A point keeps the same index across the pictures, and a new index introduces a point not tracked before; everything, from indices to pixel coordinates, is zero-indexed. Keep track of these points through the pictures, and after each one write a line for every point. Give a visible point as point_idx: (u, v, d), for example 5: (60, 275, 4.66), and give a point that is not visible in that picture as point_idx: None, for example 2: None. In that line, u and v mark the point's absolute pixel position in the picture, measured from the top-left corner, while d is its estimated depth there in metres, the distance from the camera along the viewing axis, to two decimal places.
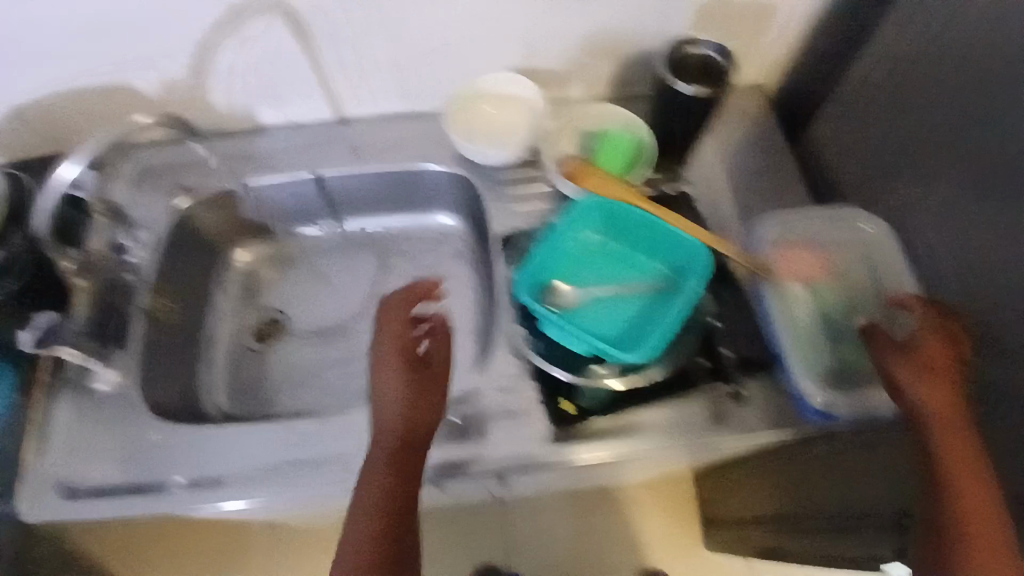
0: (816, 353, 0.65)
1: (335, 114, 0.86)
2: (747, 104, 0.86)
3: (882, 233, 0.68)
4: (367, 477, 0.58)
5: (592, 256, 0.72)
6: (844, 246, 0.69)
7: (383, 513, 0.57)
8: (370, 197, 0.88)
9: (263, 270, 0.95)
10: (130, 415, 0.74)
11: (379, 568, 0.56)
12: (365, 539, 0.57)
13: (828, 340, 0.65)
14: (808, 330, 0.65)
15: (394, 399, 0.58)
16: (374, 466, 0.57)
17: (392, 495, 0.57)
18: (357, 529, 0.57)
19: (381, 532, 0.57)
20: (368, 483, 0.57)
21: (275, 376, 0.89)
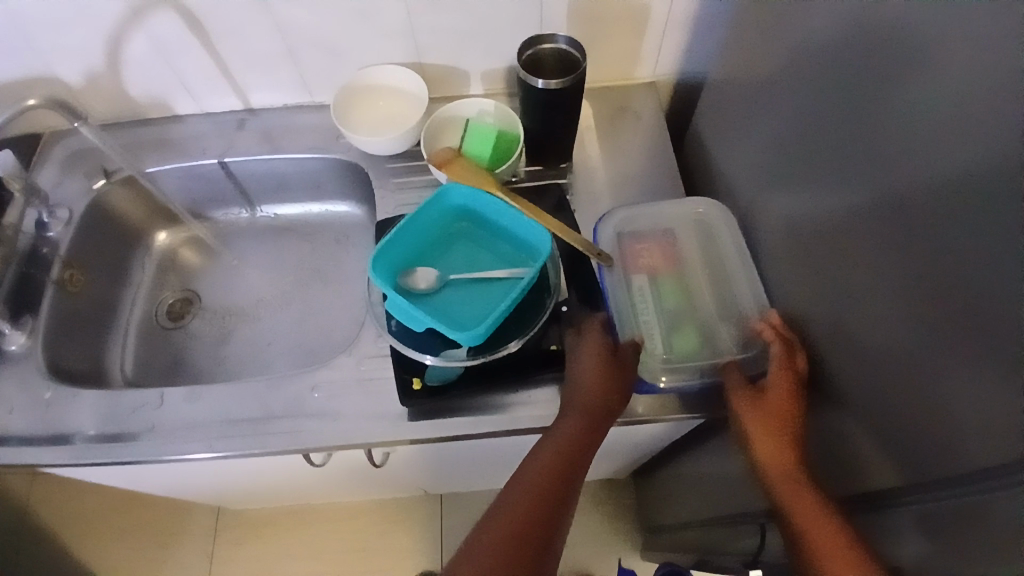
0: (651, 335, 0.69)
1: (243, 104, 0.92)
2: (630, 105, 0.90)
3: (726, 222, 0.74)
4: (543, 443, 0.60)
5: (455, 241, 0.75)
6: (689, 237, 0.75)
7: (559, 468, 0.58)
8: (274, 183, 0.94)
9: (183, 250, 0.99)
10: (28, 377, 0.77)
11: (536, 516, 0.54)
12: (531, 494, 0.56)
13: (665, 324, 0.70)
14: (646, 314, 0.70)
15: (591, 372, 0.63)
16: (568, 430, 0.60)
17: (577, 450, 0.59)
18: (517, 485, 0.57)
19: (554, 484, 0.57)
20: (548, 443, 0.60)
21: (181, 354, 0.91)
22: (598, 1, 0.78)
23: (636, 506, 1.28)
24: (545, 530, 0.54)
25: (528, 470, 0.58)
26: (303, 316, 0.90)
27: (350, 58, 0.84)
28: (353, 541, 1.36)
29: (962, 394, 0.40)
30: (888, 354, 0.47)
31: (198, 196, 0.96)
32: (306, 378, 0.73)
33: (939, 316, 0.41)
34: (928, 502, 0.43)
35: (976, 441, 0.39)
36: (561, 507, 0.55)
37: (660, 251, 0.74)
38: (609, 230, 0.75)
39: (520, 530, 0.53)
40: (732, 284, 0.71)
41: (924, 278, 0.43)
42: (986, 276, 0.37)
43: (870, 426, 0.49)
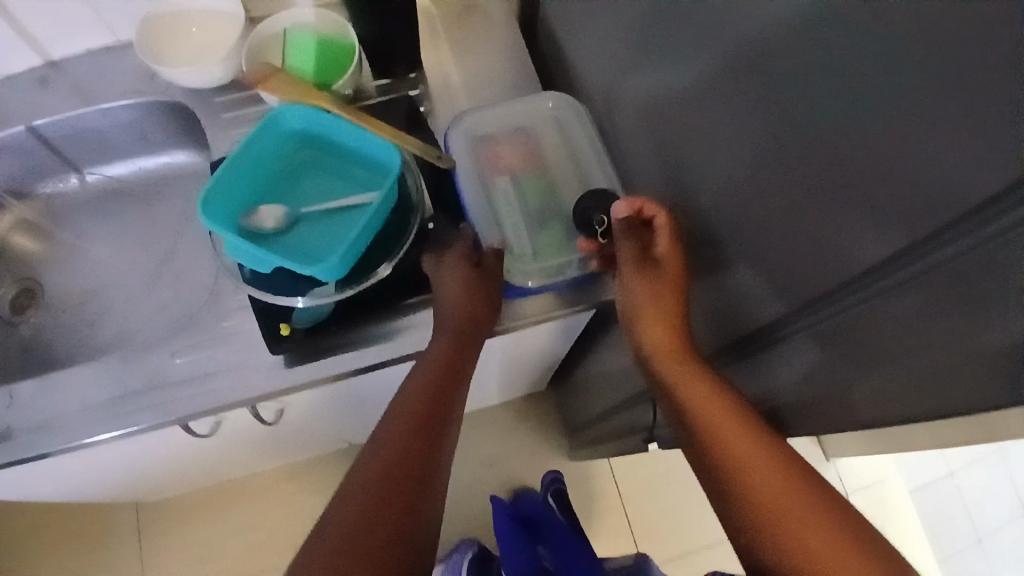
0: (518, 237, 0.69)
1: (43, 58, 0.79)
2: (478, 2, 0.84)
3: (580, 118, 0.73)
4: (418, 370, 0.61)
5: (301, 173, 0.70)
6: (547, 142, 0.74)
7: (435, 395, 0.59)
8: (96, 142, 0.83)
9: (9, 234, 0.87)
10: None
11: (416, 440, 0.57)
12: (410, 421, 0.58)
13: (531, 226, 0.70)
14: (509, 211, 0.70)
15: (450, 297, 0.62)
16: (440, 355, 0.61)
17: (452, 372, 0.61)
18: (394, 415, 0.58)
19: (431, 411, 0.59)
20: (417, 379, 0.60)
21: (31, 348, 0.81)
22: None
23: (562, 414, 1.32)
24: (430, 458, 0.56)
25: (405, 398, 0.59)
26: (161, 283, 0.82)
27: None
28: (292, 505, 1.33)
29: (826, 205, 0.39)
30: (749, 202, 0.46)
31: (9, 171, 0.83)
32: (166, 345, 0.67)
33: (786, 151, 0.41)
34: (848, 311, 0.41)
35: (844, 255, 0.39)
36: (439, 430, 0.59)
37: (519, 151, 0.73)
38: (462, 137, 0.73)
39: (401, 457, 0.55)
40: (586, 177, 0.72)
41: (767, 119, 0.42)
42: (818, 100, 0.37)
43: (752, 273, 0.49)
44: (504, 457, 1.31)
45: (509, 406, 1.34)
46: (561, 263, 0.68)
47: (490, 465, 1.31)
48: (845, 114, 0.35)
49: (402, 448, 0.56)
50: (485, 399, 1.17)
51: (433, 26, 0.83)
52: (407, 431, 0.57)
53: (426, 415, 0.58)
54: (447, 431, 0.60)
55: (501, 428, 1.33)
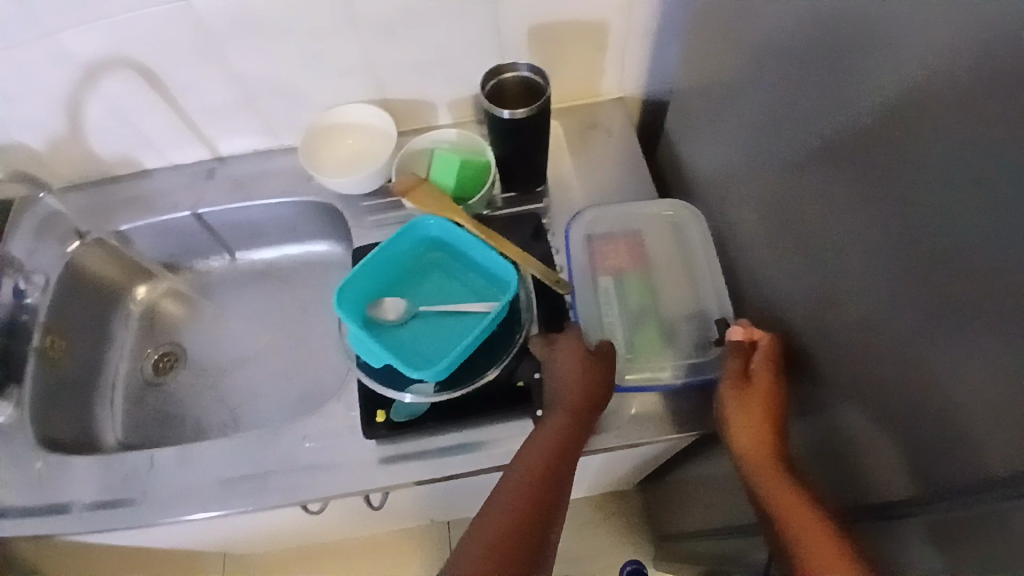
0: (614, 335, 0.70)
1: (212, 153, 0.91)
2: (600, 120, 0.91)
3: (698, 230, 0.75)
4: (531, 446, 0.61)
5: (429, 271, 0.75)
6: (655, 248, 0.76)
7: (544, 473, 0.58)
8: (251, 230, 0.93)
9: (164, 302, 0.97)
10: (14, 450, 0.75)
11: (531, 513, 0.55)
12: (517, 494, 0.56)
13: (629, 324, 0.71)
14: (610, 311, 0.71)
15: (567, 376, 0.64)
16: (556, 433, 0.61)
17: (565, 444, 0.60)
18: (509, 486, 0.57)
19: (542, 478, 0.57)
20: (532, 451, 0.60)
21: (169, 410, 0.89)
22: (554, 25, 0.79)
23: (646, 512, 1.28)
24: (542, 531, 0.55)
25: (518, 468, 0.59)
26: (290, 361, 0.89)
27: (314, 98, 0.84)
28: (369, 575, 1.34)
29: (974, 383, 0.38)
30: (889, 353, 0.45)
31: (173, 250, 0.95)
32: (296, 429, 0.72)
33: (925, 317, 0.41)
34: (978, 504, 0.39)
35: (970, 464, 0.39)
36: (552, 506, 0.56)
37: (627, 251, 0.75)
38: (580, 229, 0.76)
39: (505, 532, 0.54)
40: (696, 288, 0.73)
41: (906, 279, 0.42)
42: (966, 282, 0.37)
43: (888, 430, 0.47)
44: (583, 552, 1.28)
45: (591, 498, 1.32)
46: (655, 365, 0.68)
47: (569, 559, 1.28)
48: (987, 301, 0.36)
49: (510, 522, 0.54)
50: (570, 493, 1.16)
51: (558, 141, 0.89)
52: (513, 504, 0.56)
53: (539, 491, 0.57)
54: (558, 515, 0.57)
55: (580, 521, 1.30)
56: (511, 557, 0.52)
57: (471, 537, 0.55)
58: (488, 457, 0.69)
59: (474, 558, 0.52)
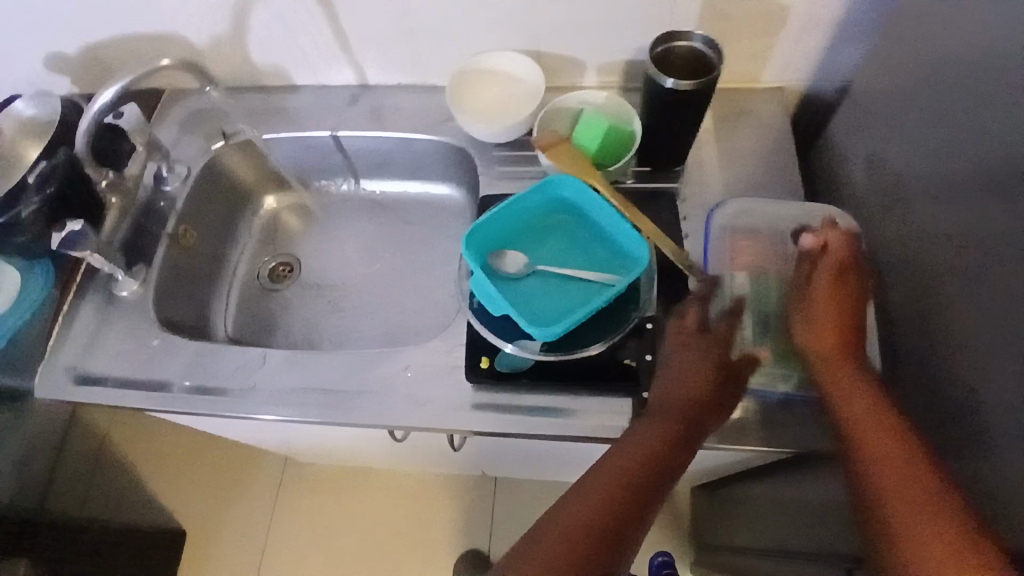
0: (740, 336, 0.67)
1: (358, 79, 0.93)
2: (752, 110, 0.86)
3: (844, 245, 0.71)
4: (636, 433, 0.60)
5: (553, 230, 0.74)
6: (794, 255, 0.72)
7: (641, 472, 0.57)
8: (379, 160, 0.95)
9: (286, 214, 1.01)
10: (138, 322, 0.80)
11: (624, 499, 0.56)
12: (612, 476, 0.57)
13: (757, 328, 0.68)
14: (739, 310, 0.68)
15: (684, 368, 0.62)
16: (662, 423, 0.60)
17: (671, 437, 0.59)
18: (606, 466, 0.58)
19: (642, 467, 0.57)
20: (636, 437, 0.60)
21: (275, 316, 0.93)
22: (733, 2, 0.75)
23: (690, 518, 1.26)
24: (635, 518, 0.55)
25: (619, 451, 0.59)
26: (395, 293, 0.92)
27: (469, 41, 0.84)
28: (412, 512, 1.39)
29: None
30: None
31: (304, 166, 0.98)
32: (399, 358, 0.74)
33: None
34: None
35: None
36: (649, 494, 0.56)
37: (764, 252, 0.72)
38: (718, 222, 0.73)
39: (592, 522, 0.54)
40: None
41: None
42: None
43: None
44: None
45: None
46: (778, 374, 0.65)
47: None
48: None
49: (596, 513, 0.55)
50: None
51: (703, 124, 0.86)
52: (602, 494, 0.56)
53: (634, 481, 0.56)
54: (652, 507, 0.56)
55: None
56: (598, 536, 0.54)
57: (564, 507, 0.57)
58: (578, 424, 0.68)
59: (563, 528, 0.55)
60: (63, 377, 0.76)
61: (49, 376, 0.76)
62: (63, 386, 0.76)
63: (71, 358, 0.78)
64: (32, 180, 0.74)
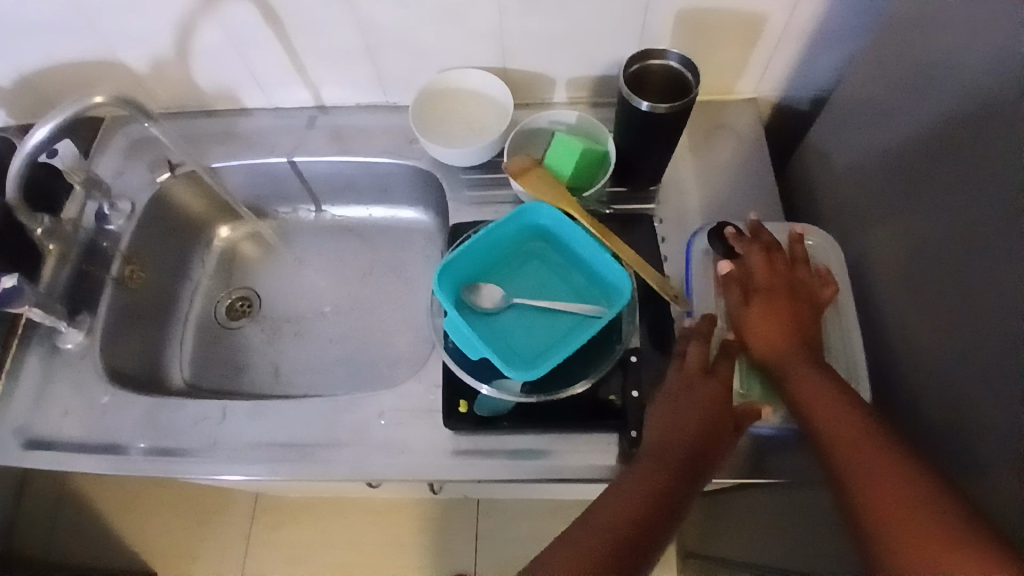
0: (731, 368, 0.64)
1: (315, 100, 0.87)
2: (728, 121, 0.83)
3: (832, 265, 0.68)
4: (629, 475, 0.56)
5: (528, 261, 0.71)
6: None
7: (642, 516, 0.53)
8: (342, 184, 0.90)
9: (243, 244, 0.95)
10: (87, 376, 0.73)
11: (613, 548, 0.51)
12: (600, 522, 0.53)
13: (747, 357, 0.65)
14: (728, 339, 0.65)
15: (676, 405, 0.58)
16: (655, 466, 0.56)
17: (666, 480, 0.55)
18: (595, 514, 0.54)
19: (633, 513, 0.53)
20: (626, 481, 0.55)
21: (237, 356, 0.87)
22: (705, 12, 0.72)
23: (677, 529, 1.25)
24: (625, 568, 0.51)
25: (609, 496, 0.55)
26: (366, 326, 0.87)
27: (431, 58, 0.80)
28: (395, 538, 1.34)
29: None
30: None
31: (261, 194, 0.92)
32: (373, 403, 0.69)
33: None
34: None
35: None
36: (643, 543, 0.52)
37: None
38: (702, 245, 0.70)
39: (591, 574, 0.50)
40: None
41: None
42: None
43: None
44: None
45: None
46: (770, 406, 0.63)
47: None
48: None
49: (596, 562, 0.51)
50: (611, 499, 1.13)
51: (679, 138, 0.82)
52: (598, 540, 0.52)
53: (625, 528, 0.52)
54: (648, 557, 0.52)
55: None
56: None
57: (549, 559, 0.52)
58: (562, 467, 0.64)
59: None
60: (4, 442, 0.70)
61: None
62: (9, 452, 0.69)
63: (16, 421, 0.71)
64: None
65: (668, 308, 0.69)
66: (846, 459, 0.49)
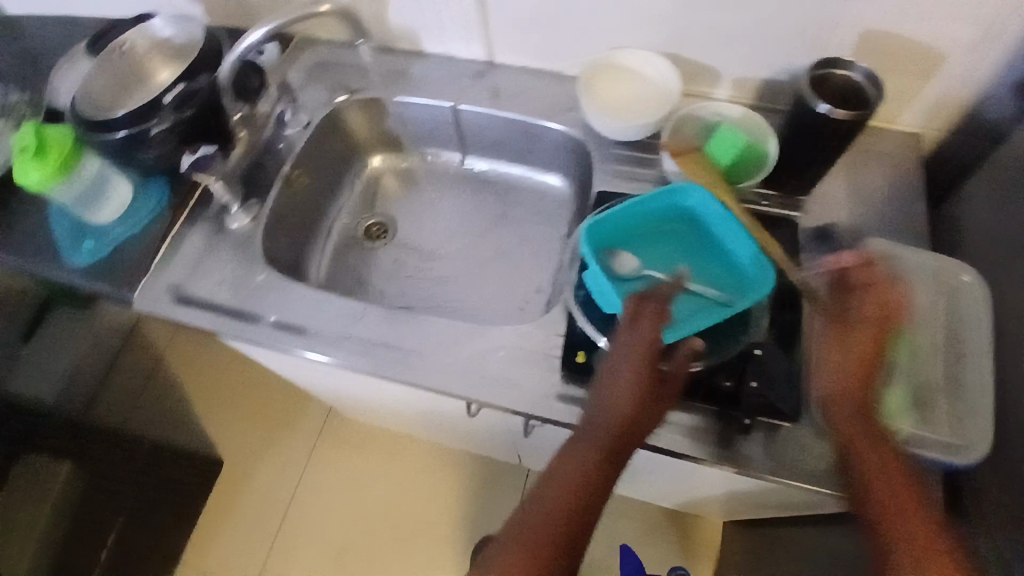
0: None
1: (486, 56, 0.93)
2: (885, 150, 0.83)
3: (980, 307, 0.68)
4: (575, 451, 0.55)
5: (669, 238, 0.73)
6: (924, 305, 0.69)
7: (593, 486, 0.54)
8: (492, 139, 0.95)
9: (388, 175, 1.02)
10: (246, 255, 0.81)
11: (565, 524, 0.53)
12: (554, 502, 0.53)
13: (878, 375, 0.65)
14: None
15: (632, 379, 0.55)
16: (603, 440, 0.55)
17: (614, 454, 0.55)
18: (549, 492, 0.54)
19: (585, 492, 0.54)
20: (575, 457, 0.55)
21: (366, 274, 0.94)
22: (894, 34, 0.73)
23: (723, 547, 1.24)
24: (576, 541, 0.53)
25: (560, 474, 0.54)
26: (488, 272, 0.92)
27: (609, 34, 0.84)
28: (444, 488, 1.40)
29: None
30: None
31: (415, 133, 0.99)
32: (495, 337, 0.74)
33: None
34: None
35: None
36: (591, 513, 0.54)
37: None
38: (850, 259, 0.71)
39: (545, 548, 0.52)
40: (958, 364, 0.66)
41: None
42: None
43: None
44: None
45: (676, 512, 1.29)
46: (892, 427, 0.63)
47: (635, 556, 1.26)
48: None
49: (555, 525, 0.52)
50: (668, 499, 1.14)
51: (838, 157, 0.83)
52: (550, 540, 0.52)
53: (576, 508, 0.53)
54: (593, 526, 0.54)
55: None
56: (546, 561, 0.51)
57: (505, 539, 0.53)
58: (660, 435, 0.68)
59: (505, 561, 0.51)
60: (166, 295, 0.78)
61: (155, 292, 0.78)
62: (168, 304, 0.78)
63: (172, 279, 0.79)
64: (170, 100, 0.75)
65: (799, 311, 0.70)
66: (885, 511, 0.55)
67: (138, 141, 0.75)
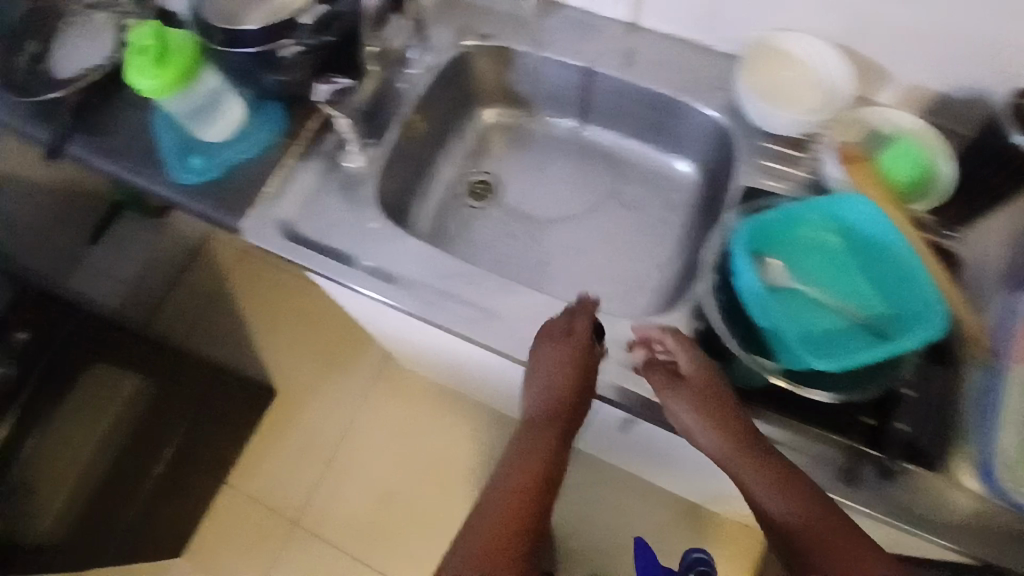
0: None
1: (633, 17, 0.85)
2: None
3: None
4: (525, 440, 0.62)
5: (821, 250, 0.68)
6: None
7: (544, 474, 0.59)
8: (621, 109, 0.89)
9: (501, 131, 0.96)
10: (358, 199, 0.77)
11: (522, 502, 0.56)
12: (516, 483, 0.58)
13: None
14: None
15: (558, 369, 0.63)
16: (546, 430, 0.62)
17: (554, 441, 0.61)
18: (502, 476, 0.59)
19: (539, 475, 0.59)
20: (524, 444, 0.61)
21: (468, 233, 0.90)
22: None
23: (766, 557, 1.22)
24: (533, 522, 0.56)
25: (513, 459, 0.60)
26: (596, 251, 0.88)
27: (782, 14, 0.75)
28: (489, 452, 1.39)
29: None
30: None
31: (538, 90, 0.92)
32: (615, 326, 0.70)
33: None
34: None
35: None
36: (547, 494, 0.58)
37: None
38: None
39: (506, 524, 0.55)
40: None
41: None
42: None
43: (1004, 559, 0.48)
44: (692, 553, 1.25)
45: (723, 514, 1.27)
46: None
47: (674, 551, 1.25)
48: None
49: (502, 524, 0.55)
50: (726, 504, 1.11)
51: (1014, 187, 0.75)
52: (516, 518, 0.55)
53: (530, 490, 0.58)
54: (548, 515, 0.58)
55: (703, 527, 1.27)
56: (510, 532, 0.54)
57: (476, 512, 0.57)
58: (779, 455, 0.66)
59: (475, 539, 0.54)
60: (276, 229, 0.75)
61: (265, 224, 0.75)
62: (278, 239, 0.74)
63: (282, 214, 0.76)
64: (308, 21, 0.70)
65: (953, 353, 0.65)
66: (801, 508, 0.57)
67: (269, 62, 0.71)
